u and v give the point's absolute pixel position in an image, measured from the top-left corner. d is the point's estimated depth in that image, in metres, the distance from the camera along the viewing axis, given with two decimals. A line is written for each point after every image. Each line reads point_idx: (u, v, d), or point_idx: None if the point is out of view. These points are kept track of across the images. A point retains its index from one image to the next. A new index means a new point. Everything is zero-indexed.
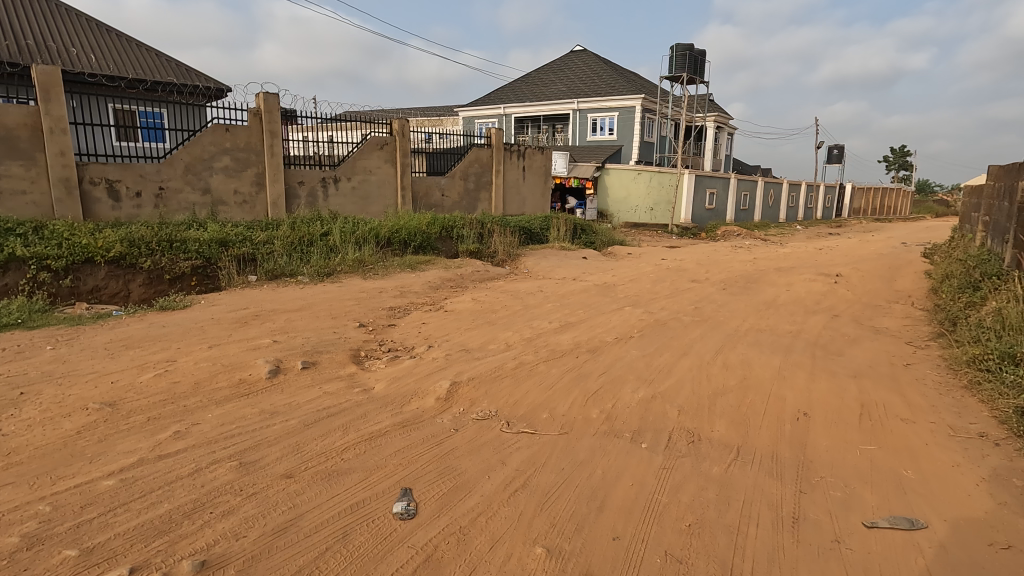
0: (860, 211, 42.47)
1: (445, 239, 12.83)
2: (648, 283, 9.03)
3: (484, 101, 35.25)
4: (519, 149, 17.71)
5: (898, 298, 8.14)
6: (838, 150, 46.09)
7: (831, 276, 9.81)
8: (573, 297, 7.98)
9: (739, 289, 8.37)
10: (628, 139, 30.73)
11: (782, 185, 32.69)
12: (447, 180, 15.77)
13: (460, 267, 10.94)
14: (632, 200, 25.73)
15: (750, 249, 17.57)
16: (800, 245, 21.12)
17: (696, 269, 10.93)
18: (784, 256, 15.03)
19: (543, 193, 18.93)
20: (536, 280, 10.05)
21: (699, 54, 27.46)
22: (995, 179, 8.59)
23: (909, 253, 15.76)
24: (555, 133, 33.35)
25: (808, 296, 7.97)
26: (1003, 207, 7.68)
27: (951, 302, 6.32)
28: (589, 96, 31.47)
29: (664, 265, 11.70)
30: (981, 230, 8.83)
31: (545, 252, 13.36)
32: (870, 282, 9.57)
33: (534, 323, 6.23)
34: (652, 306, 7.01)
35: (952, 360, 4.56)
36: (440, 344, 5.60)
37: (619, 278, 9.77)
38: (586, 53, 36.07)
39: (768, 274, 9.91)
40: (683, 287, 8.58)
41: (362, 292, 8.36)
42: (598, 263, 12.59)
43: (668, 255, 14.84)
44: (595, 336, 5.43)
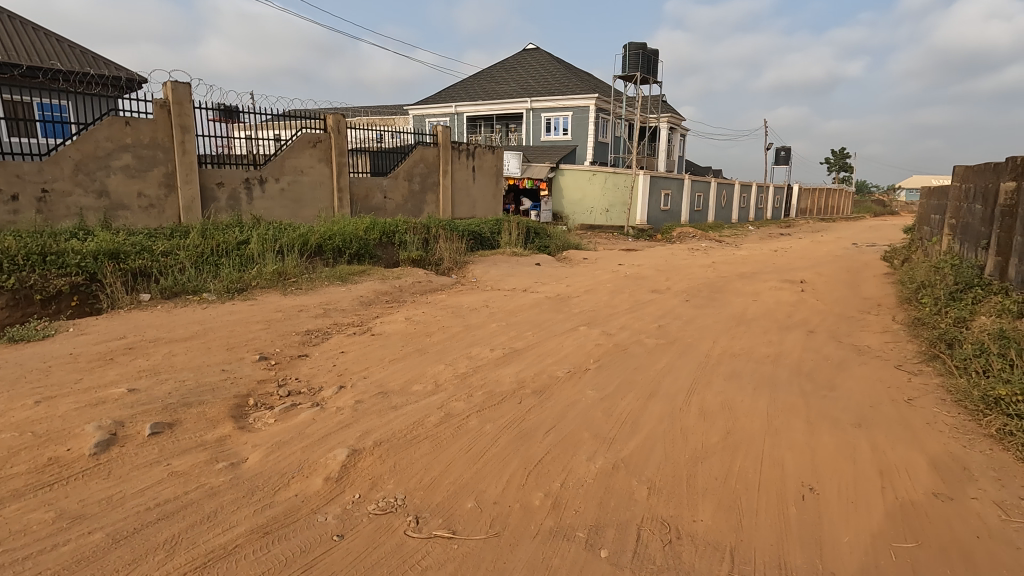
0: (807, 212, 43.53)
1: (386, 246, 11.70)
2: (605, 295, 8.20)
3: (434, 100, 34.05)
4: (468, 148, 16.69)
5: (869, 308, 7.59)
6: (786, 152, 47.17)
7: (795, 283, 9.26)
8: (521, 313, 7.05)
9: (703, 302, 7.64)
10: (582, 139, 30.22)
11: (734, 186, 32.90)
12: (390, 181, 14.60)
13: (400, 278, 9.85)
14: (587, 202, 25.13)
15: (707, 252, 17.15)
16: (754, 246, 20.99)
17: (655, 276, 10.21)
18: (742, 260, 14.59)
19: (495, 194, 17.98)
20: (483, 292, 9.09)
21: (651, 53, 27.15)
22: (961, 180, 8.19)
23: (863, 255, 15.65)
24: (508, 133, 32.50)
25: (777, 308, 7.30)
26: (975, 210, 7.22)
27: (935, 316, 5.71)
28: (542, 95, 30.76)
29: (621, 272, 10.96)
30: (948, 233, 8.40)
31: (496, 258, 12.42)
32: (835, 289, 9.07)
33: (473, 351, 5.25)
34: (609, 325, 6.16)
35: (959, 394, 3.87)
36: (354, 383, 4.55)
37: (573, 288, 8.93)
38: (539, 52, 35.40)
39: (731, 282, 9.28)
40: (642, 300, 7.79)
41: (278, 311, 7.20)
42: (552, 270, 11.75)
43: (625, 260, 14.16)
44: (544, 370, 4.49)
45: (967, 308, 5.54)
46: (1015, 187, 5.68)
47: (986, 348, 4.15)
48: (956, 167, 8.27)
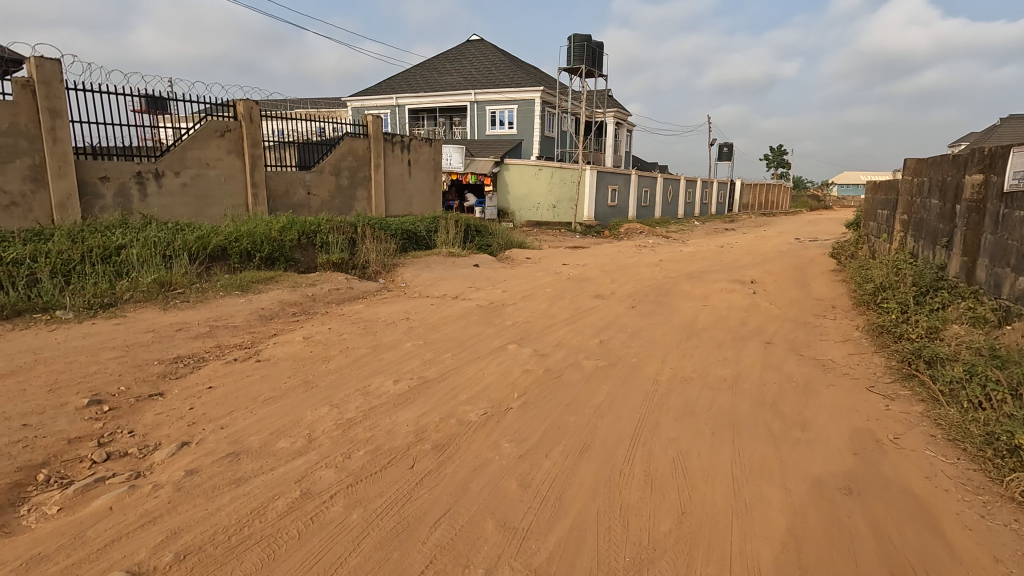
0: (749, 207, 44.49)
1: (303, 248, 10.43)
2: (543, 302, 7.33)
3: (374, 91, 32.45)
4: (402, 140, 15.50)
5: (824, 312, 7.06)
6: (728, 148, 48.12)
7: (746, 284, 8.69)
8: (445, 328, 6.07)
9: (649, 309, 6.88)
10: (528, 133, 29.48)
11: (680, 182, 32.99)
12: (314, 175, 13.28)
13: (315, 284, 8.67)
14: (533, 197, 24.35)
15: (654, 249, 16.67)
16: (701, 242, 20.79)
17: (599, 279, 9.45)
18: (689, 258, 14.13)
19: (433, 190, 16.86)
20: (409, 301, 8.05)
21: (596, 46, 26.64)
22: (913, 173, 7.80)
23: (806, 250, 15.55)
24: (452, 127, 31.36)
25: (729, 315, 6.62)
26: (931, 205, 6.76)
27: (902, 325, 5.14)
28: (486, 87, 29.75)
29: (563, 274, 10.15)
30: (900, 230, 8.01)
31: (430, 260, 11.38)
32: (786, 290, 8.55)
33: (373, 383, 4.25)
34: (544, 343, 5.27)
35: (953, 431, 3.20)
36: (202, 439, 3.44)
37: (509, 294, 8.02)
38: (483, 43, 34.36)
39: (680, 284, 8.62)
40: (584, 307, 6.96)
41: (148, 332, 5.93)
42: (490, 272, 10.82)
43: (570, 259, 13.42)
44: (453, 412, 3.54)
45: (935, 315, 4.98)
46: (982, 180, 5.13)
47: (976, 371, 3.50)
48: (907, 160, 7.86)
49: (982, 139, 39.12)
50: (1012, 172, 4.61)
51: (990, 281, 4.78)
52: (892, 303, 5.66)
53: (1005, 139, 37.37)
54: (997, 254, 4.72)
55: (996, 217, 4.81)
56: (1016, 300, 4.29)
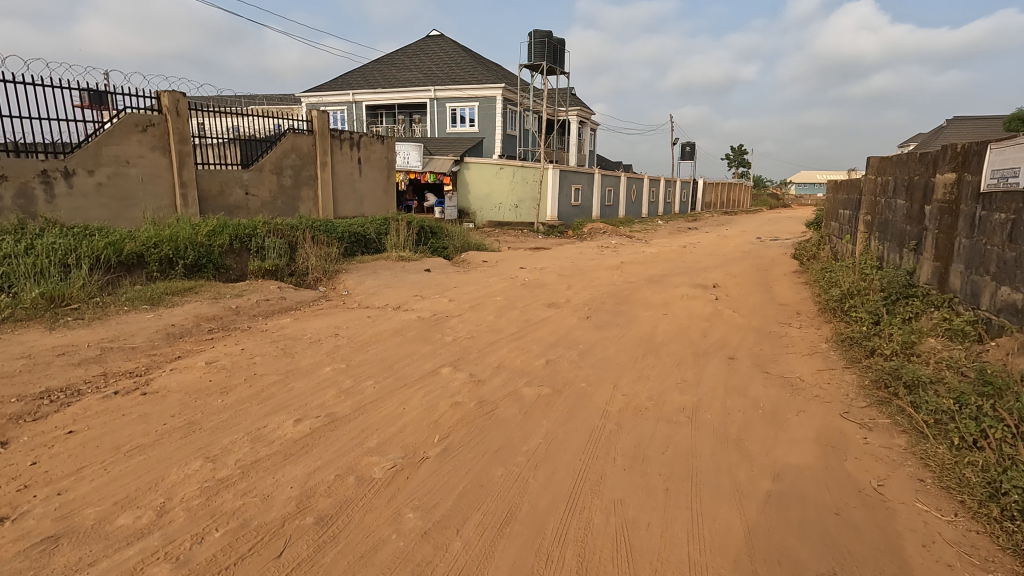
0: (711, 206, 44.95)
1: (234, 254, 9.52)
2: (491, 313, 6.70)
3: (330, 87, 31.31)
4: (350, 137, 14.62)
5: (789, 320, 6.66)
6: (690, 147, 48.54)
7: (708, 289, 8.25)
8: (375, 347, 5.37)
9: (606, 320, 6.32)
10: (489, 131, 28.84)
11: (643, 181, 32.89)
12: (252, 174, 12.33)
13: (241, 296, 7.81)
14: (494, 197, 23.73)
15: (617, 250, 16.28)
16: (664, 241, 20.55)
17: (556, 284, 8.90)
18: (651, 260, 13.73)
19: (385, 190, 16.02)
20: (345, 313, 7.30)
21: (557, 43, 26.21)
22: (877, 173, 7.48)
23: (768, 250, 15.40)
24: (412, 124, 30.46)
25: (690, 326, 6.12)
26: (897, 207, 6.41)
27: (874, 338, 4.70)
28: (446, 84, 28.97)
29: (518, 279, 9.55)
30: (864, 231, 7.69)
31: (378, 265, 10.62)
32: (749, 295, 8.14)
33: (270, 425, 3.53)
34: (483, 366, 4.63)
35: (945, 477, 2.71)
36: (24, 513, 2.67)
37: (455, 304, 7.36)
38: (444, 39, 33.53)
39: (640, 289, 8.13)
40: (534, 319, 6.36)
41: (22, 357, 5.05)
42: (441, 278, 10.13)
43: (528, 261, 12.86)
44: (355, 467, 2.87)
45: (909, 327, 4.56)
46: (955, 179, 4.74)
47: (966, 401, 3.03)
48: (871, 159, 7.54)
49: (931, 139, 40.44)
50: (989, 171, 4.21)
51: (966, 289, 4.39)
52: (862, 312, 5.25)
53: (952, 139, 38.68)
54: (974, 260, 4.31)
55: (972, 219, 4.41)
56: (998, 313, 3.87)
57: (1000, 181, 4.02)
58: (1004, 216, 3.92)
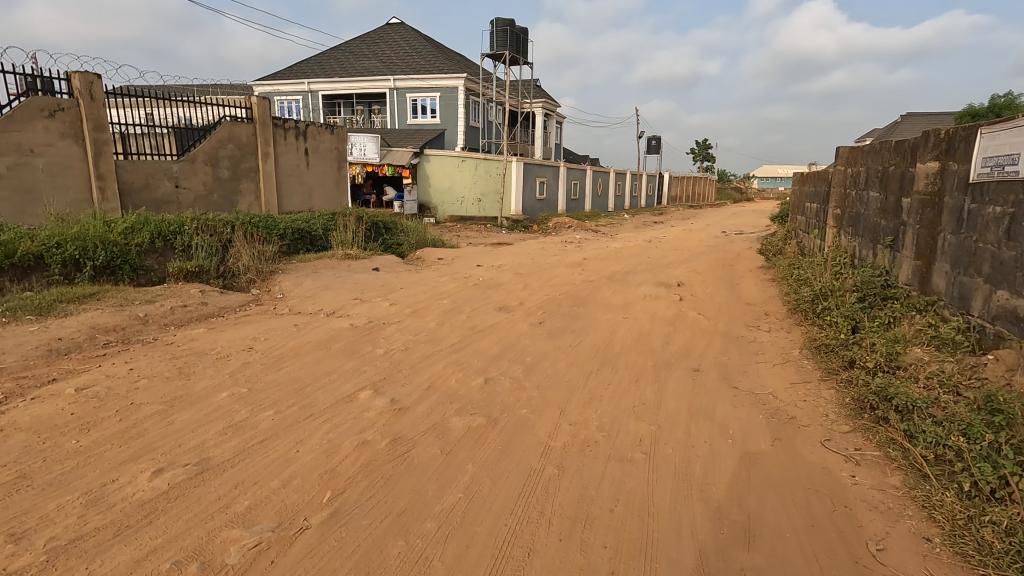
0: (676, 199, 45.05)
1: (155, 254, 8.55)
2: (433, 320, 5.98)
3: (284, 75, 29.91)
4: (296, 126, 13.61)
5: (757, 322, 6.17)
6: (656, 141, 48.57)
7: (672, 288, 7.72)
8: (290, 364, 4.61)
9: (559, 326, 5.68)
10: (451, 122, 27.95)
11: (609, 175, 32.53)
12: (183, 165, 11.27)
13: (152, 302, 6.88)
14: (456, 190, 22.95)
15: (581, 245, 15.75)
16: (629, 236, 20.14)
17: (511, 284, 8.25)
18: (615, 255, 13.20)
19: (336, 183, 15.05)
20: (271, 320, 6.48)
21: (520, 32, 25.49)
22: (846, 163, 7.07)
23: (733, 245, 15.10)
24: (371, 115, 29.33)
25: (651, 331, 5.54)
26: (870, 199, 5.97)
27: (852, 346, 4.22)
28: (406, 73, 27.93)
29: (472, 279, 8.86)
30: (833, 226, 7.27)
31: (321, 264, 9.78)
32: (714, 294, 7.65)
33: (120, 478, 2.77)
34: (410, 388, 3.94)
35: (959, 538, 2.19)
36: None
37: (397, 308, 6.63)
38: (404, 26, 32.38)
39: (600, 289, 7.56)
40: (480, 326, 5.69)
41: None
42: (389, 278, 9.36)
43: (486, 258, 12.20)
44: (204, 549, 2.16)
45: (890, 335, 4.09)
46: (938, 168, 4.27)
47: (976, 436, 2.52)
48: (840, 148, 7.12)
49: (887, 133, 41.40)
50: (980, 158, 3.72)
51: (953, 292, 3.93)
52: (837, 315, 4.77)
53: (907, 134, 39.61)
54: (962, 260, 3.85)
55: (959, 213, 3.93)
56: (994, 320, 3.41)
57: (995, 169, 3.53)
58: (999, 210, 3.45)
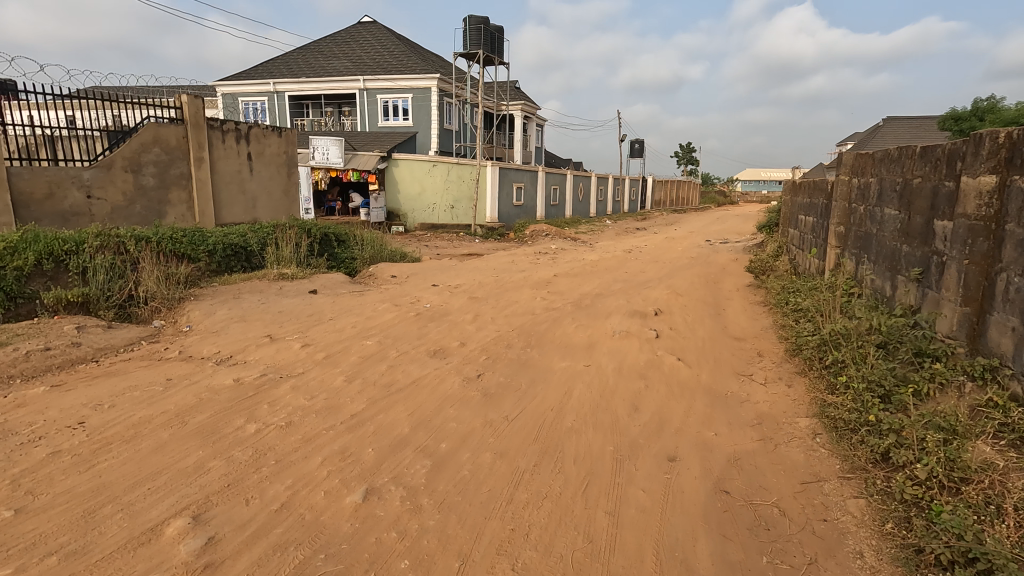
0: (660, 204, 44.25)
1: (41, 278, 7.16)
2: (342, 373, 4.70)
3: (248, 75, 28.47)
4: (237, 128, 12.24)
5: (748, 368, 5.02)
6: (639, 144, 47.78)
7: (647, 319, 6.54)
8: (113, 457, 3.32)
9: (500, 383, 4.45)
10: (424, 125, 26.67)
11: (591, 179, 31.48)
12: (96, 172, 9.83)
13: (2, 346, 5.49)
14: (427, 197, 21.66)
15: (554, 258, 14.56)
16: (609, 245, 19.04)
17: (460, 313, 7.01)
18: (589, 270, 12.00)
19: (286, 191, 13.70)
20: (146, 369, 5.15)
21: (495, 30, 24.34)
22: (850, 171, 5.98)
23: (717, 256, 14.03)
24: (341, 117, 27.97)
25: (616, 388, 4.34)
26: (887, 218, 4.85)
27: (887, 428, 3.08)
28: (377, 73, 26.59)
29: (417, 305, 7.61)
30: (837, 246, 6.14)
31: (247, 287, 8.48)
32: (697, 326, 6.47)
33: None
34: (251, 512, 2.68)
35: None
36: None
37: (307, 353, 5.34)
38: (376, 25, 31.02)
39: (562, 322, 6.36)
40: (398, 384, 4.43)
41: None
42: (324, 304, 8.06)
43: (446, 274, 10.94)
44: None
45: (939, 416, 2.95)
46: (999, 185, 3.12)
47: None
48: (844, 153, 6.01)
49: (871, 137, 41.00)
50: None
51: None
52: (859, 379, 3.63)
53: (889, 138, 39.25)
54: None
55: None
56: None
57: None
58: None
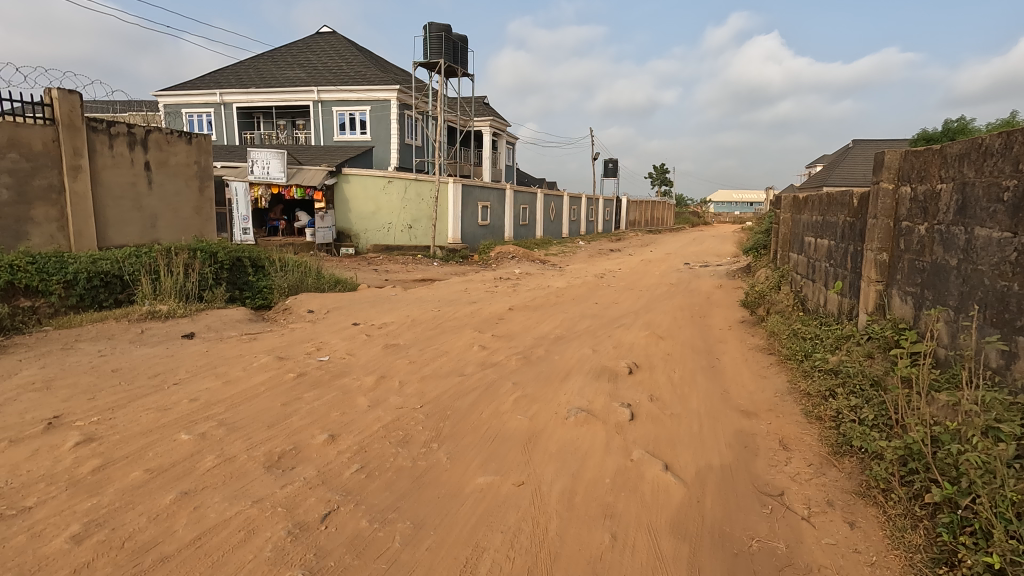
0: (635, 224, 43.12)
1: None
2: (88, 515, 2.68)
3: (193, 86, 26.40)
4: (129, 132, 10.16)
5: (776, 481, 3.17)
6: (613, 164, 46.86)
7: (618, 383, 4.67)
8: None
9: (355, 538, 2.50)
10: (383, 139, 24.86)
11: (563, 199, 29.99)
12: None
13: None
14: (381, 216, 19.67)
15: (516, 285, 12.74)
16: (579, 269, 17.36)
17: (361, 372, 5.07)
18: (553, 301, 10.19)
19: (197, 208, 11.59)
20: None
21: (458, 39, 22.81)
22: (896, 176, 4.28)
23: (699, 282, 12.39)
24: (293, 131, 26.01)
25: (561, 548, 2.44)
26: (984, 243, 3.13)
27: None
28: (332, 84, 24.77)
29: (310, 358, 5.62)
30: (880, 280, 4.41)
31: (92, 332, 6.39)
32: (687, 393, 4.63)
33: None
34: None
35: None
36: None
37: (73, 461, 3.30)
38: (335, 35, 29.28)
39: (497, 390, 4.45)
40: (167, 544, 2.44)
41: None
42: (189, 355, 6.00)
43: (378, 307, 8.99)
44: None
45: None
46: None
47: None
48: (885, 150, 4.31)
49: (843, 157, 40.72)
50: None
51: None
52: None
53: (860, 158, 38.96)
54: None
55: None
56: None
57: None
58: None
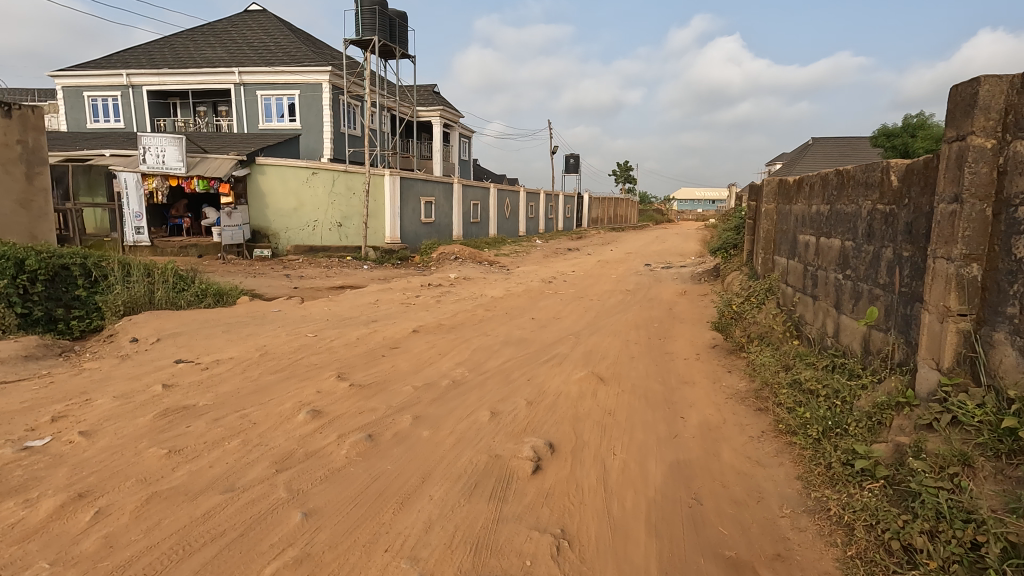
0: (597, 222, 41.46)
1: None
2: None
3: (96, 65, 23.22)
4: None
5: None
6: (574, 159, 45.20)
7: (508, 504, 2.58)
8: None
9: None
10: (315, 128, 22.31)
11: (519, 194, 27.88)
12: None
13: None
14: (304, 212, 17.17)
15: (444, 295, 10.56)
16: (528, 271, 15.33)
17: (57, 484, 2.82)
18: (479, 317, 8.08)
19: (25, 201, 8.94)
20: None
21: (395, 16, 20.50)
22: (1001, 123, 2.34)
23: (660, 289, 10.48)
24: (214, 118, 23.16)
25: None
26: None
27: None
28: (256, 65, 22.08)
29: (7, 445, 3.32)
30: (969, 311, 2.44)
31: None
32: (632, 520, 2.58)
33: None
34: None
35: None
36: None
37: None
38: (265, 13, 26.42)
39: (263, 536, 2.29)
40: None
41: None
42: None
43: (235, 331, 6.70)
44: None
45: None
46: None
47: None
48: (979, 78, 2.36)
49: (804, 153, 40.06)
50: None
51: None
52: None
53: (822, 154, 38.29)
54: None
55: None
56: None
57: None
58: None
